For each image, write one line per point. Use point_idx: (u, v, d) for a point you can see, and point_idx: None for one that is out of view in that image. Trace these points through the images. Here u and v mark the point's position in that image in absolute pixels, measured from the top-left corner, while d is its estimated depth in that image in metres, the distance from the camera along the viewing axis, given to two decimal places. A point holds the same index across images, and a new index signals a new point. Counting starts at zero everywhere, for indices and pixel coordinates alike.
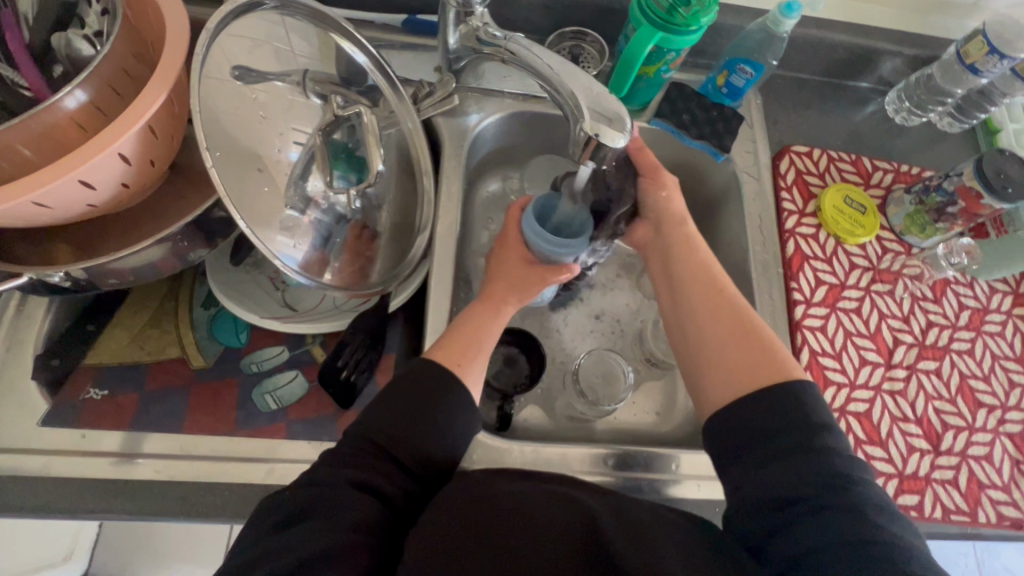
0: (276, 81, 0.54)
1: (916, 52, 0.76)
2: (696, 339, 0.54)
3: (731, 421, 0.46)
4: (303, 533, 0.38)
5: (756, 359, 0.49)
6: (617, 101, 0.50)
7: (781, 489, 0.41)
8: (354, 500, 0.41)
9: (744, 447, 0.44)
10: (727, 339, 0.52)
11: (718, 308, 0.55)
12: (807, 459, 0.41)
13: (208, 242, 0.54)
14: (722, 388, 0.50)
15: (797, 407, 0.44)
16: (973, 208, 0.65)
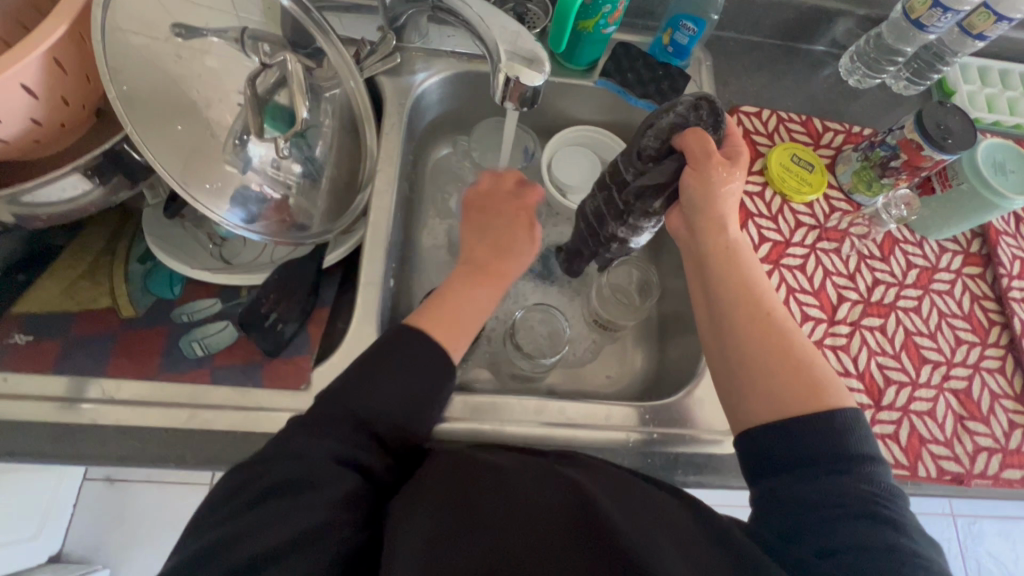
0: (212, 37, 0.52)
1: (868, 11, 0.76)
2: (738, 351, 0.50)
3: (777, 440, 0.44)
4: (283, 515, 0.35)
5: (801, 380, 0.46)
6: (537, 43, 0.50)
7: (814, 497, 0.41)
8: (334, 475, 0.38)
9: (787, 466, 0.43)
10: (773, 351, 0.49)
11: (756, 316, 0.51)
12: (851, 484, 0.41)
13: (132, 184, 0.55)
14: (762, 401, 0.47)
15: (845, 438, 0.43)
16: (915, 160, 0.63)
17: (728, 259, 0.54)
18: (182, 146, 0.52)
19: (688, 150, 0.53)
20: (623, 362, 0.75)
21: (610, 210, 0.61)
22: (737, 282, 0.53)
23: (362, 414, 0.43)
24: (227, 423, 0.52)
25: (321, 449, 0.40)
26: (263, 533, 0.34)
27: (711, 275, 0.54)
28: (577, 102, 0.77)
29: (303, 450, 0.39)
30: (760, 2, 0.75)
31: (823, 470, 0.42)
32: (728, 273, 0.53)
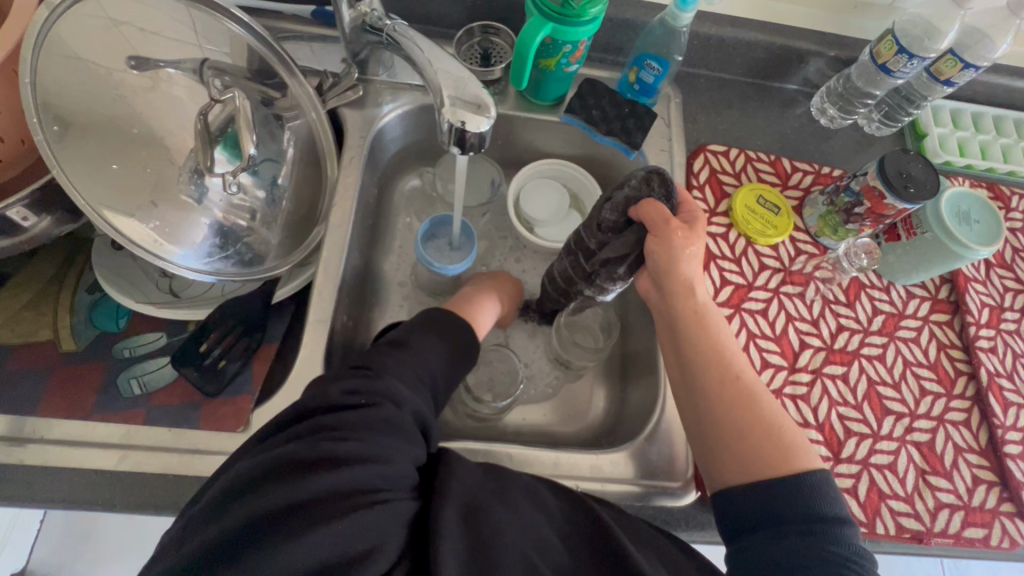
0: (168, 68, 0.53)
1: (837, 52, 0.75)
2: (705, 419, 0.49)
3: (745, 504, 0.43)
4: (354, 467, 0.36)
5: (774, 445, 0.45)
6: (481, 88, 0.49)
7: (786, 557, 0.39)
8: (383, 461, 0.38)
9: (755, 529, 0.42)
10: (745, 417, 0.47)
11: (726, 375, 0.50)
12: (820, 546, 0.39)
13: (76, 217, 0.55)
14: (736, 465, 0.46)
15: (812, 501, 0.41)
16: (878, 208, 0.62)
17: (698, 320, 0.52)
18: (125, 183, 0.51)
19: (647, 219, 0.54)
20: (586, 402, 0.73)
21: (577, 274, 0.61)
22: (708, 343, 0.51)
23: (406, 400, 0.44)
24: (157, 465, 0.50)
25: (387, 416, 0.41)
26: (348, 466, 0.35)
27: (681, 336, 0.53)
28: (544, 137, 0.76)
29: (369, 415, 0.40)
30: (729, 41, 0.74)
31: (791, 530, 0.40)
32: (698, 334, 0.52)
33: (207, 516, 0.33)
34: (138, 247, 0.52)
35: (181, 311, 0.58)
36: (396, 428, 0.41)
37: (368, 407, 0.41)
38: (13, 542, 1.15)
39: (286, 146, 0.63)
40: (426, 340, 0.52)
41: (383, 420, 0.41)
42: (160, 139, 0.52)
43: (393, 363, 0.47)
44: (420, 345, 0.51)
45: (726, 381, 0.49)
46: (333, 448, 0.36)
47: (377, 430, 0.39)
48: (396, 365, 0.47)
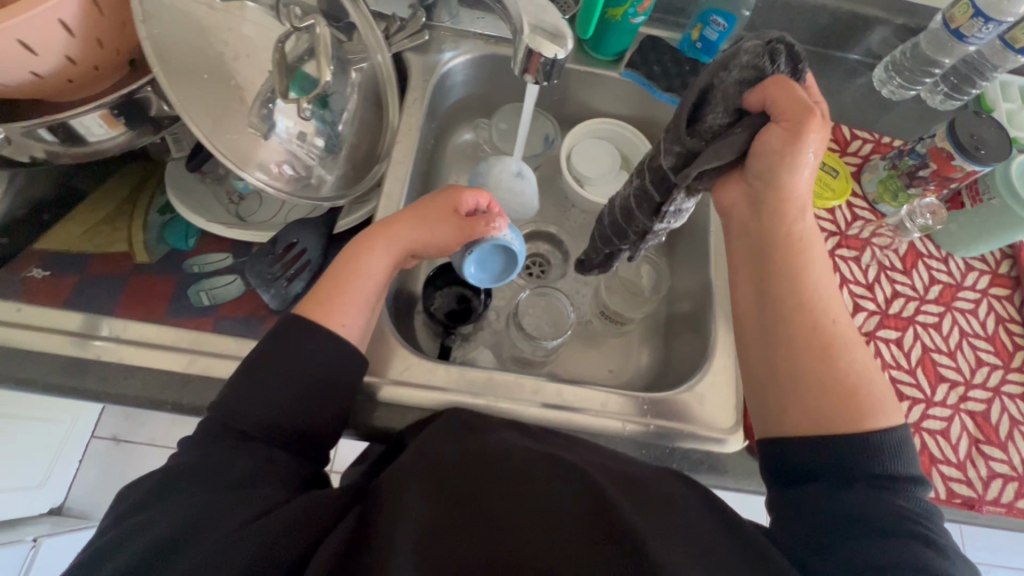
0: (247, 2, 0.55)
1: (904, 21, 0.74)
2: (783, 358, 0.47)
3: (806, 455, 0.43)
4: (187, 489, 0.38)
5: (850, 399, 0.44)
6: (559, 18, 0.50)
7: (844, 509, 0.40)
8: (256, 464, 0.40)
9: (816, 479, 0.42)
10: (821, 365, 0.45)
11: (804, 323, 0.47)
12: (891, 502, 0.40)
13: (155, 127, 0.56)
14: (803, 413, 0.44)
15: (887, 460, 0.41)
16: (944, 170, 0.62)
17: (792, 258, 0.48)
18: (206, 96, 0.54)
19: (772, 101, 0.45)
20: (627, 357, 0.74)
21: (641, 202, 0.56)
22: (790, 287, 0.48)
23: (257, 433, 0.43)
24: (224, 371, 0.52)
25: (234, 454, 0.41)
26: (173, 495, 0.38)
27: (761, 276, 0.49)
28: (601, 95, 0.77)
29: (202, 460, 0.40)
30: (795, 5, 0.74)
31: (866, 484, 0.40)
32: (781, 273, 0.48)
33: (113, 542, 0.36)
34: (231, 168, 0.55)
35: (248, 233, 0.60)
36: (269, 466, 0.41)
37: (225, 457, 0.40)
38: (53, 476, 1.21)
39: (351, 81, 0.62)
40: (310, 351, 0.46)
41: (238, 454, 0.41)
42: (228, 65, 0.55)
43: (240, 392, 0.44)
44: (266, 351, 0.45)
45: (809, 328, 0.46)
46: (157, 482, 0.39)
47: (238, 472, 0.40)
48: (240, 395, 0.43)
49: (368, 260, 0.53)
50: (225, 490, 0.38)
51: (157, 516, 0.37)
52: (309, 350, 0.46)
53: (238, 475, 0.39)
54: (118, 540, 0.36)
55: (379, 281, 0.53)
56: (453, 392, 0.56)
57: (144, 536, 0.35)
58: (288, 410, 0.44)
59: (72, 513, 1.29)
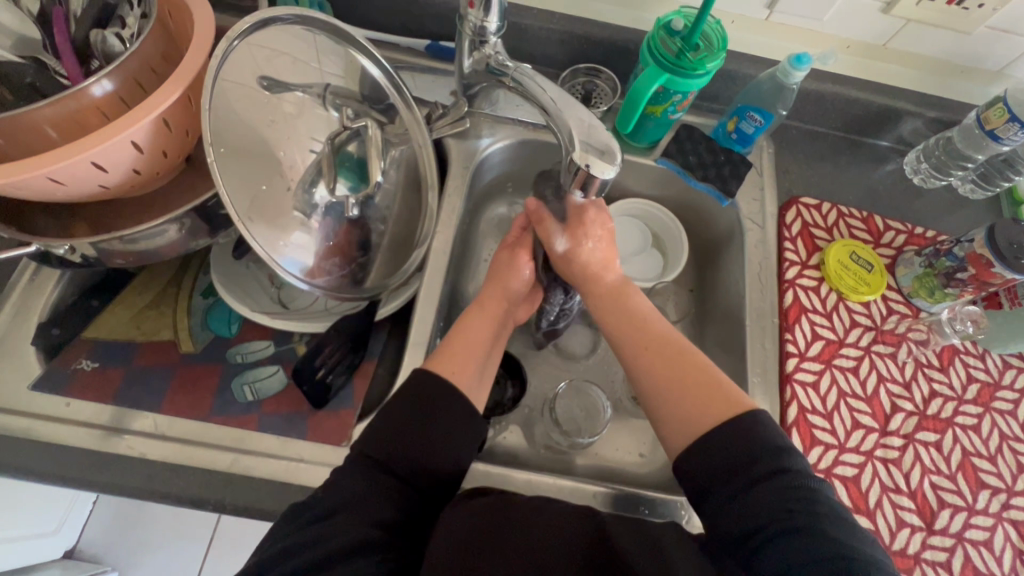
0: (298, 92, 0.57)
1: (936, 114, 0.75)
2: (643, 387, 0.52)
3: (696, 466, 0.45)
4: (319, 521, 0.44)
5: (707, 392, 0.48)
6: (609, 134, 0.51)
7: (755, 515, 0.41)
8: (369, 502, 0.46)
9: (714, 486, 0.43)
10: (669, 373, 0.51)
11: (659, 354, 0.53)
12: (781, 493, 0.41)
13: (210, 233, 0.56)
14: (678, 426, 0.48)
15: (755, 441, 0.44)
16: (983, 276, 0.62)
17: (615, 296, 0.58)
18: (255, 193, 0.53)
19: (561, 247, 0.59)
20: None
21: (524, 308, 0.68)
22: (634, 316, 0.56)
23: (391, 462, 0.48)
24: (266, 471, 0.53)
25: (382, 491, 0.47)
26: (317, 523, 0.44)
27: (603, 312, 0.58)
28: (635, 179, 0.78)
29: (352, 487, 0.46)
30: (828, 96, 0.75)
31: (757, 482, 0.42)
32: (625, 308, 0.57)
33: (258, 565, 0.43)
34: (255, 243, 0.52)
35: (290, 321, 0.60)
36: (381, 496, 0.47)
37: (370, 488, 0.47)
38: (69, 520, 1.20)
39: (394, 171, 0.65)
40: (454, 401, 0.52)
41: (379, 494, 0.47)
42: (283, 171, 0.55)
43: (388, 425, 0.50)
44: (398, 399, 0.51)
45: (655, 347, 0.53)
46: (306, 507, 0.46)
47: (372, 509, 0.46)
48: (389, 428, 0.50)
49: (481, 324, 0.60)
50: (366, 526, 0.44)
51: (326, 531, 0.43)
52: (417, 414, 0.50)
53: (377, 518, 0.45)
54: (287, 549, 0.43)
55: (489, 341, 0.59)
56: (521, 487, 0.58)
57: (315, 549, 0.42)
58: (438, 457, 0.50)
59: (85, 556, 1.28)
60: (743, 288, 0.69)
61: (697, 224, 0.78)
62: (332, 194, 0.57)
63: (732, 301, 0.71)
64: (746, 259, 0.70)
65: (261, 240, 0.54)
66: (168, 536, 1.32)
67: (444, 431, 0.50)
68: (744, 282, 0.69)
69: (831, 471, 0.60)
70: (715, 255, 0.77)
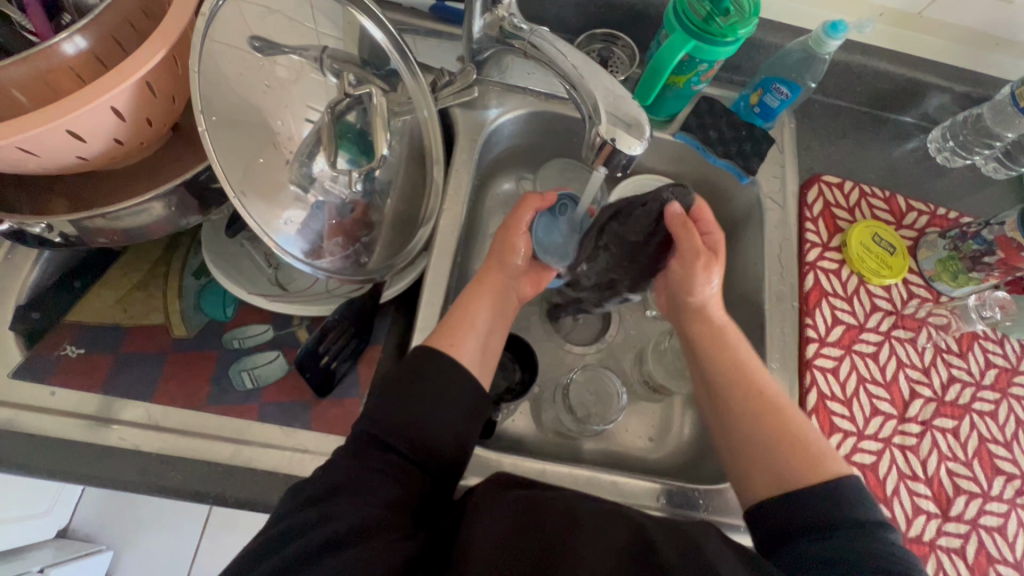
0: (293, 55, 0.52)
1: (966, 89, 0.72)
2: (736, 431, 0.52)
3: (777, 512, 0.45)
4: (325, 502, 0.41)
5: (803, 449, 0.48)
6: (638, 106, 0.48)
7: (829, 551, 0.41)
8: (380, 483, 0.43)
9: (790, 530, 0.44)
10: (770, 431, 0.50)
11: (751, 393, 0.53)
12: (866, 540, 0.41)
13: (201, 209, 0.52)
14: (763, 475, 0.48)
15: (853, 503, 0.43)
16: (1012, 260, 0.60)
17: (718, 342, 0.56)
18: (249, 166, 0.49)
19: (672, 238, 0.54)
20: (671, 428, 0.71)
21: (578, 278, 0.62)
22: (736, 366, 0.55)
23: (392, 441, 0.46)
24: (269, 463, 0.50)
25: (376, 473, 0.44)
26: (324, 501, 0.41)
27: (706, 359, 0.57)
28: (651, 155, 0.74)
29: (347, 470, 0.43)
30: (856, 69, 0.71)
31: (836, 525, 0.42)
32: (722, 357, 0.56)
33: (254, 547, 0.40)
34: (249, 219, 0.48)
35: (291, 305, 0.57)
36: (390, 473, 0.44)
37: (376, 472, 0.44)
38: (60, 502, 1.17)
39: (395, 143, 0.60)
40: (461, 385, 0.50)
41: (380, 474, 0.44)
42: (280, 144, 0.50)
43: (394, 403, 0.48)
44: (404, 376, 0.49)
45: (750, 400, 0.53)
46: (311, 488, 0.43)
47: (372, 489, 0.43)
48: (396, 411, 0.47)
49: (478, 308, 0.57)
50: (368, 507, 0.41)
51: (317, 515, 0.40)
52: (443, 400, 0.49)
53: (389, 497, 0.43)
54: (277, 540, 0.39)
55: (490, 321, 0.57)
56: (535, 461, 0.57)
57: (307, 536, 0.39)
58: (444, 432, 0.48)
59: (79, 536, 1.26)
60: (762, 270, 0.66)
61: (714, 202, 0.75)
62: (332, 169, 0.53)
63: (750, 283, 0.68)
64: (766, 240, 0.67)
65: (255, 215, 0.50)
66: (164, 519, 1.30)
67: (444, 419, 0.48)
68: (763, 264, 0.66)
69: (849, 459, 0.59)
70: (732, 235, 0.74)
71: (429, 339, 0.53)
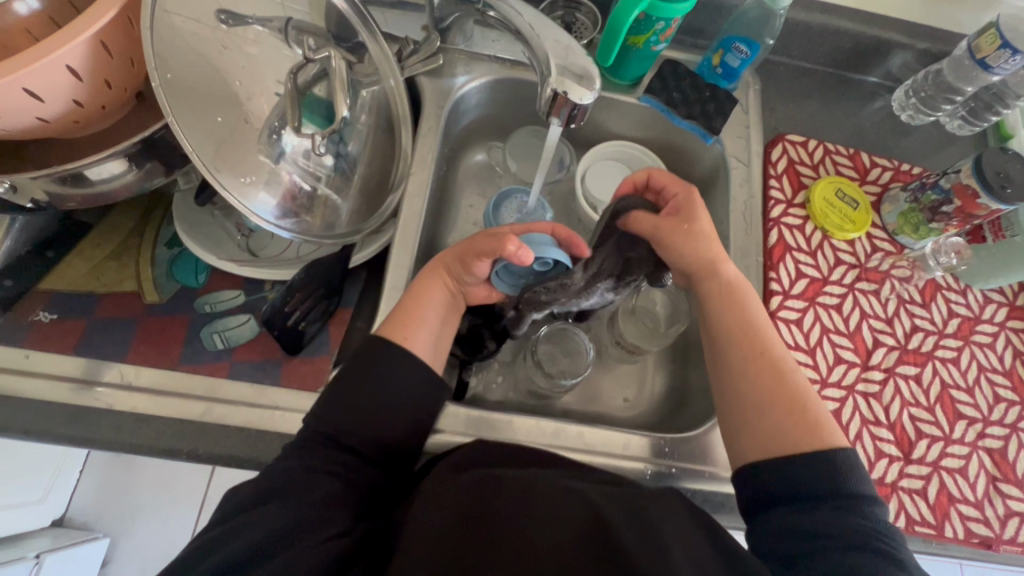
0: (256, 26, 0.52)
1: (926, 45, 0.73)
2: (736, 388, 0.50)
3: (768, 480, 0.44)
4: (269, 501, 0.42)
5: (800, 414, 0.47)
6: (587, 58, 0.49)
7: (812, 525, 0.41)
8: (324, 479, 0.44)
9: (775, 500, 0.44)
10: (769, 392, 0.49)
11: (752, 352, 0.51)
12: (853, 520, 0.40)
13: (167, 172, 0.53)
14: (755, 436, 0.47)
15: (841, 475, 0.43)
16: (969, 208, 0.61)
17: (730, 296, 0.54)
18: (214, 132, 0.50)
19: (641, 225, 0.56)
20: (644, 387, 0.72)
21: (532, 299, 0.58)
22: (745, 323, 0.53)
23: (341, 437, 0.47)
24: (241, 419, 0.51)
25: (324, 474, 0.44)
26: (266, 501, 0.42)
27: (714, 313, 0.54)
28: (618, 120, 0.75)
29: (292, 471, 0.44)
30: (817, 28, 0.72)
31: (820, 503, 0.42)
32: (732, 311, 0.53)
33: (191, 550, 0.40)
34: (218, 185, 0.51)
35: (261, 270, 0.58)
36: (332, 465, 0.45)
37: (322, 471, 0.44)
38: (54, 490, 1.19)
39: (365, 113, 0.61)
40: (413, 369, 0.50)
41: (327, 473, 0.44)
42: (242, 106, 0.51)
43: (337, 402, 0.48)
44: (354, 369, 0.49)
45: (755, 358, 0.51)
46: (255, 486, 0.43)
47: (313, 487, 0.43)
48: (343, 408, 0.48)
49: (428, 298, 0.55)
50: (307, 506, 0.42)
51: (261, 515, 0.40)
52: (400, 386, 0.50)
53: (331, 492, 0.44)
54: (219, 538, 0.39)
55: (440, 313, 0.55)
56: (504, 414, 0.58)
57: (253, 530, 0.39)
58: (387, 425, 0.48)
59: (75, 524, 1.27)
60: (727, 227, 0.67)
61: (682, 165, 0.76)
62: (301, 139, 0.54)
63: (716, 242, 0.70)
64: (731, 198, 0.68)
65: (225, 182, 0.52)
66: (160, 505, 1.31)
67: (397, 407, 0.49)
68: (728, 221, 0.68)
69: None
70: (700, 197, 0.75)
71: (380, 330, 0.53)
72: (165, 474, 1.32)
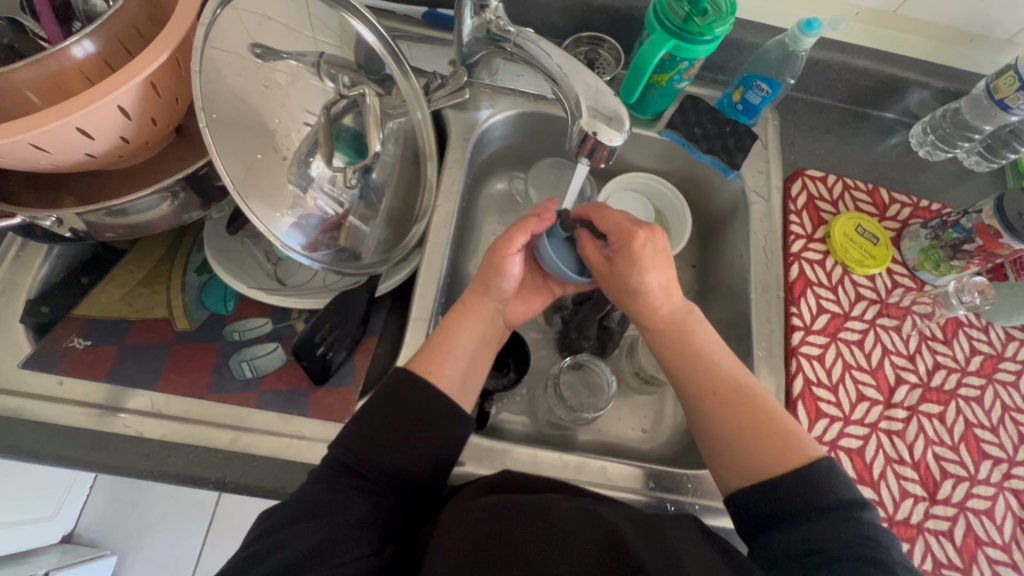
0: (291, 61, 0.54)
1: (944, 84, 0.74)
2: (700, 425, 0.51)
3: (761, 506, 0.44)
4: (295, 524, 0.42)
5: (770, 438, 0.46)
6: (617, 100, 0.50)
7: (802, 542, 0.40)
8: (347, 501, 0.44)
9: (769, 525, 0.43)
10: (740, 423, 0.48)
11: (717, 385, 0.50)
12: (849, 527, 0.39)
13: (203, 205, 0.54)
14: (736, 468, 0.47)
15: (830, 483, 0.42)
16: (990, 246, 0.61)
17: (674, 330, 0.53)
18: (250, 164, 0.51)
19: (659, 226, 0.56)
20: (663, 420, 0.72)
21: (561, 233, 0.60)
22: (696, 350, 0.53)
23: (365, 468, 0.46)
24: (268, 448, 0.52)
25: (355, 497, 0.45)
26: (296, 524, 0.42)
27: (662, 346, 0.54)
28: (638, 152, 0.76)
29: (316, 492, 0.44)
30: (836, 66, 0.73)
31: (810, 517, 0.41)
32: (689, 345, 0.53)
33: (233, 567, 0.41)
34: (251, 215, 0.51)
35: (289, 299, 0.59)
36: (360, 490, 0.45)
37: (347, 495, 0.44)
38: (66, 505, 1.19)
39: (392, 143, 0.62)
40: (436, 400, 0.49)
41: (354, 496, 0.45)
42: (278, 141, 0.53)
43: (362, 429, 0.48)
44: (384, 397, 0.49)
45: (722, 387, 0.50)
46: (284, 508, 0.44)
47: (336, 511, 0.43)
48: (366, 438, 0.47)
49: (453, 325, 0.56)
50: (328, 529, 0.42)
51: (295, 535, 0.41)
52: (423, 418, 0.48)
53: (358, 517, 0.44)
54: (261, 554, 0.40)
55: (470, 337, 0.56)
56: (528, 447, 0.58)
57: (281, 556, 0.40)
58: (414, 455, 0.48)
59: (84, 540, 1.26)
60: (748, 262, 0.68)
61: (701, 198, 0.77)
62: (330, 170, 0.54)
63: (736, 275, 0.70)
64: (751, 232, 0.69)
65: (258, 213, 0.52)
66: (168, 523, 1.30)
67: (427, 442, 0.48)
68: (749, 256, 0.68)
69: (836, 443, 0.60)
70: (719, 230, 0.75)
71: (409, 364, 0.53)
72: (174, 491, 1.32)
